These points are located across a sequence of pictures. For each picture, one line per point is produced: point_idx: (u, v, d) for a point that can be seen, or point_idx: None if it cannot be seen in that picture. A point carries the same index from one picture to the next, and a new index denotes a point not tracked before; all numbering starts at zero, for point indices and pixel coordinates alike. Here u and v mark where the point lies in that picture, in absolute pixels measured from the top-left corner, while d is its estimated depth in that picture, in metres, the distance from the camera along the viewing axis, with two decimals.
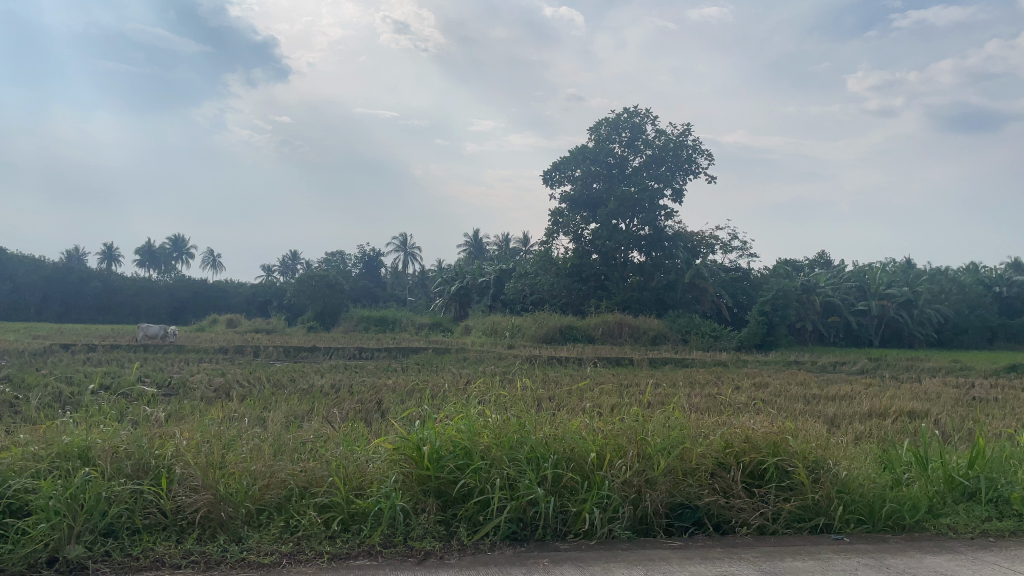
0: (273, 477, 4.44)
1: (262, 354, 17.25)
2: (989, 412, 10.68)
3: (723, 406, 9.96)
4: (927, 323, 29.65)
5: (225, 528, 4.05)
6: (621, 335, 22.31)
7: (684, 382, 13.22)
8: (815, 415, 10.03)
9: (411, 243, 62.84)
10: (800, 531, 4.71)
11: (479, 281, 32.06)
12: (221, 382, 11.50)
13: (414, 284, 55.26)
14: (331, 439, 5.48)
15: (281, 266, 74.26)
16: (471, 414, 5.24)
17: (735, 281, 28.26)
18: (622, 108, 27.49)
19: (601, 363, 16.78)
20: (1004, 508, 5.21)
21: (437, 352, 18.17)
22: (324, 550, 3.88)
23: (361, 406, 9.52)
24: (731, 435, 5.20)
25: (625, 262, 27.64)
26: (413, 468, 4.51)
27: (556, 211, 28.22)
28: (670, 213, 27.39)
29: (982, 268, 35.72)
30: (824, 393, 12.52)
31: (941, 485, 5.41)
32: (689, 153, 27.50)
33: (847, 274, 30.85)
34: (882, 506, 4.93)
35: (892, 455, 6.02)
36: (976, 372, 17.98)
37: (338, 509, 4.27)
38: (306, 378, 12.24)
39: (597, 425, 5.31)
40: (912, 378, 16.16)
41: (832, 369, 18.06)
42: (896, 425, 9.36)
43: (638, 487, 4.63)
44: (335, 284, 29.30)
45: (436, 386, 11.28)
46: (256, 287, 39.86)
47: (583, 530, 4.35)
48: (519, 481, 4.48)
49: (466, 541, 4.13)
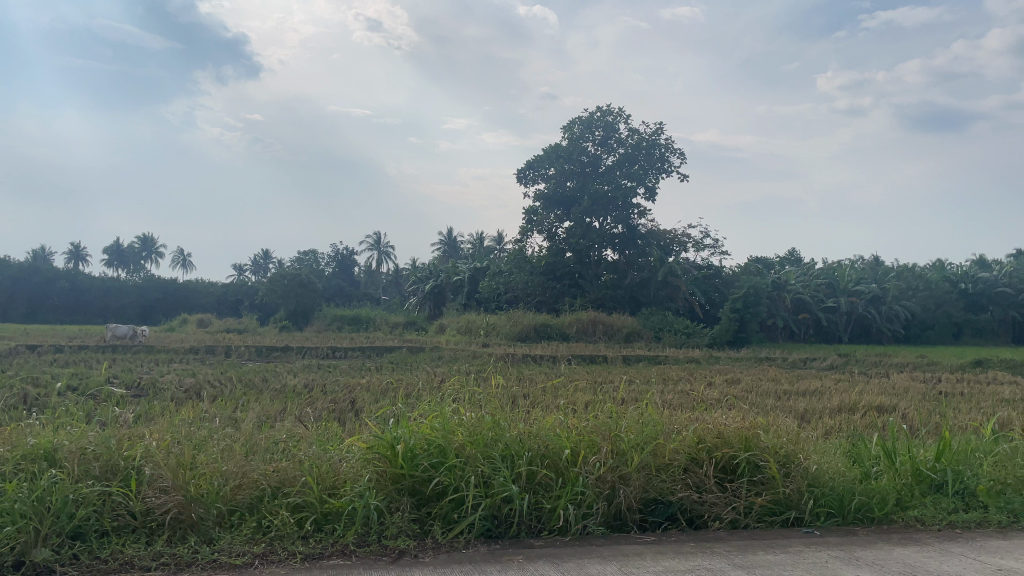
0: (245, 478, 4.41)
1: (232, 354, 17.10)
2: (956, 406, 10.88)
3: (696, 402, 10.02)
4: (895, 319, 30.10)
5: (196, 529, 4.01)
6: (595, 333, 22.43)
7: (658, 378, 13.36)
8: (787, 411, 10.14)
9: (385, 242, 62.41)
10: (771, 525, 4.77)
11: (453, 280, 31.99)
12: (192, 382, 11.42)
13: (389, 284, 55.05)
14: (305, 438, 5.44)
15: (253, 265, 73.40)
16: (445, 413, 5.22)
17: (707, 278, 28.50)
18: (595, 107, 27.63)
19: (575, 360, 16.86)
20: (970, 500, 5.32)
21: (411, 351, 18.13)
22: (297, 549, 3.86)
23: (334, 406, 9.49)
24: (703, 430, 5.24)
25: (599, 260, 27.78)
26: (386, 467, 4.50)
27: (530, 210, 28.30)
28: (643, 212, 27.55)
29: (948, 264, 36.36)
30: (794, 388, 12.70)
31: (909, 478, 5.51)
32: (662, 151, 27.72)
33: (817, 271, 31.23)
34: (852, 500, 5.02)
35: (861, 449, 6.12)
36: (942, 367, 18.30)
37: (311, 509, 4.25)
38: (278, 377, 12.19)
39: (572, 422, 5.33)
40: (881, 374, 16.38)
41: (803, 365, 18.29)
42: (865, 420, 9.53)
43: (612, 483, 4.67)
44: (308, 284, 29.07)
45: (410, 385, 11.26)
46: (228, 286, 39.64)
47: (557, 527, 4.37)
48: (493, 478, 4.50)
49: (440, 540, 4.13)
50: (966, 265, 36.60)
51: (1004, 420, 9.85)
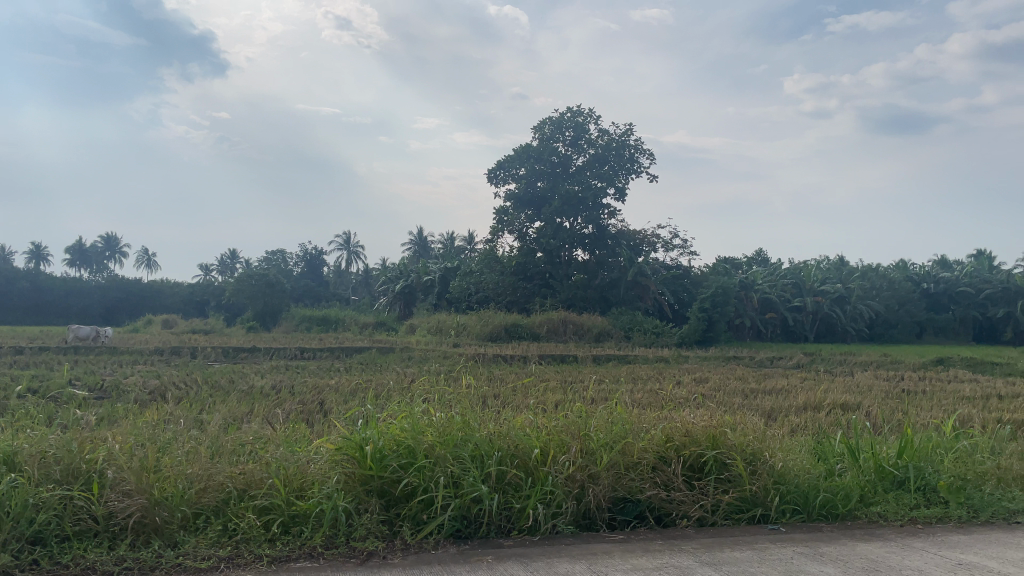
0: (210, 480, 4.36)
1: (199, 355, 16.89)
2: (918, 404, 11.09)
3: (664, 401, 10.12)
4: (859, 318, 30.60)
5: (161, 533, 3.96)
6: (565, 332, 22.47)
7: (627, 378, 13.43)
8: (753, 410, 10.27)
9: (355, 242, 61.99)
10: (738, 522, 4.83)
11: (424, 280, 31.85)
12: (157, 384, 11.24)
13: (359, 284, 54.73)
14: (272, 441, 5.38)
15: (219, 265, 72.46)
16: (415, 413, 5.20)
17: (676, 278, 28.73)
18: (566, 107, 27.75)
19: (545, 360, 16.90)
20: (931, 496, 5.43)
21: (380, 351, 18.08)
22: (263, 553, 3.83)
23: (302, 406, 9.44)
24: (671, 429, 5.28)
25: (569, 260, 27.91)
26: (355, 468, 4.48)
27: (500, 210, 28.31)
28: (613, 212, 27.73)
29: (911, 264, 37.02)
30: (760, 387, 12.88)
31: (872, 474, 5.61)
32: (631, 152, 27.92)
33: (784, 271, 31.63)
34: (816, 497, 5.09)
35: (825, 447, 6.22)
36: (905, 366, 18.60)
37: (278, 511, 4.22)
38: (243, 379, 12.09)
39: (541, 421, 5.34)
40: (845, 373, 16.64)
41: (770, 364, 18.50)
42: (830, 417, 9.68)
43: (581, 482, 4.68)
44: (275, 284, 28.80)
45: (379, 385, 11.22)
46: (194, 287, 38.37)
47: (526, 527, 4.38)
48: (463, 479, 4.49)
49: (409, 540, 4.12)
50: (929, 266, 37.30)
51: (964, 418, 10.08)
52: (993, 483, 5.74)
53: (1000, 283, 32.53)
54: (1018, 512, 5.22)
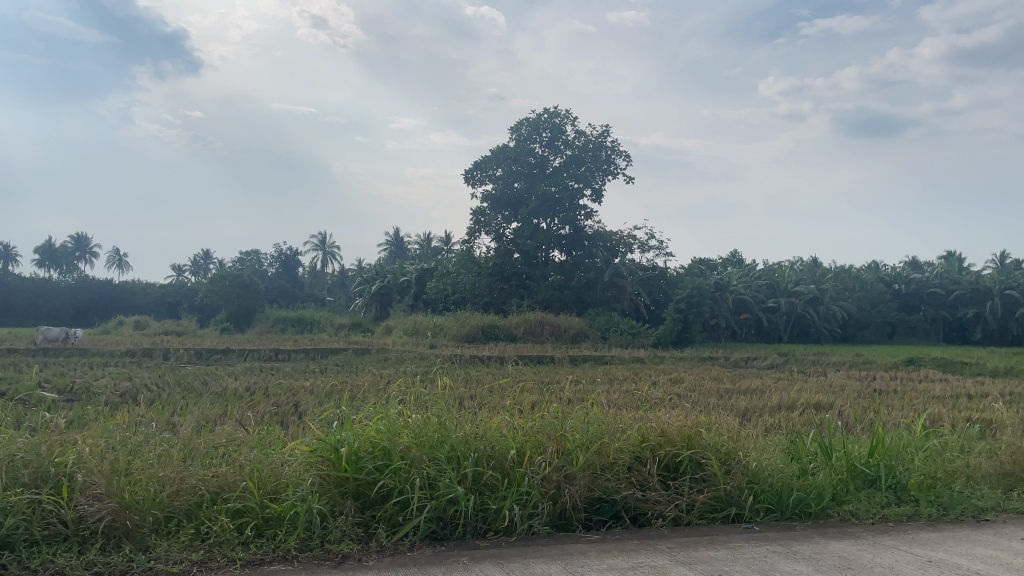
0: (182, 483, 4.31)
1: (171, 357, 16.69)
2: (889, 403, 11.26)
3: (640, 401, 10.19)
4: (832, 319, 30.98)
5: (131, 537, 3.90)
6: (543, 333, 22.49)
7: (604, 378, 13.48)
8: (728, 410, 10.38)
9: (331, 242, 61.58)
10: (713, 521, 4.86)
11: (400, 281, 31.72)
12: (128, 386, 11.08)
13: (334, 285, 54.42)
14: (245, 442, 5.33)
15: (192, 265, 71.68)
16: (391, 414, 5.19)
17: (652, 279, 28.91)
18: (543, 108, 27.80)
19: (523, 361, 16.91)
20: (902, 494, 5.51)
21: (356, 352, 18.01)
22: (237, 556, 3.79)
23: (276, 409, 9.37)
24: (646, 429, 5.31)
25: (546, 261, 27.98)
26: (331, 470, 4.45)
27: (477, 211, 28.26)
28: (590, 213, 27.84)
29: (883, 265, 37.56)
30: (735, 387, 13.02)
31: (845, 473, 5.68)
32: (608, 153, 28.06)
33: (758, 272, 31.95)
34: (790, 495, 5.15)
35: (799, 447, 6.27)
36: (877, 366, 18.86)
37: (252, 514, 4.18)
38: (217, 380, 11.98)
39: (518, 422, 5.34)
40: (818, 373, 16.84)
41: (745, 365, 18.70)
42: (803, 417, 9.80)
43: (557, 482, 4.69)
44: (250, 284, 28.54)
45: (355, 386, 11.17)
46: (166, 287, 37.90)
47: (502, 527, 4.38)
48: (439, 480, 4.49)
49: (384, 542, 4.10)
50: (900, 267, 37.85)
51: (935, 416, 10.24)
52: (962, 481, 5.85)
53: (970, 284, 33.09)
54: (986, 509, 5.31)
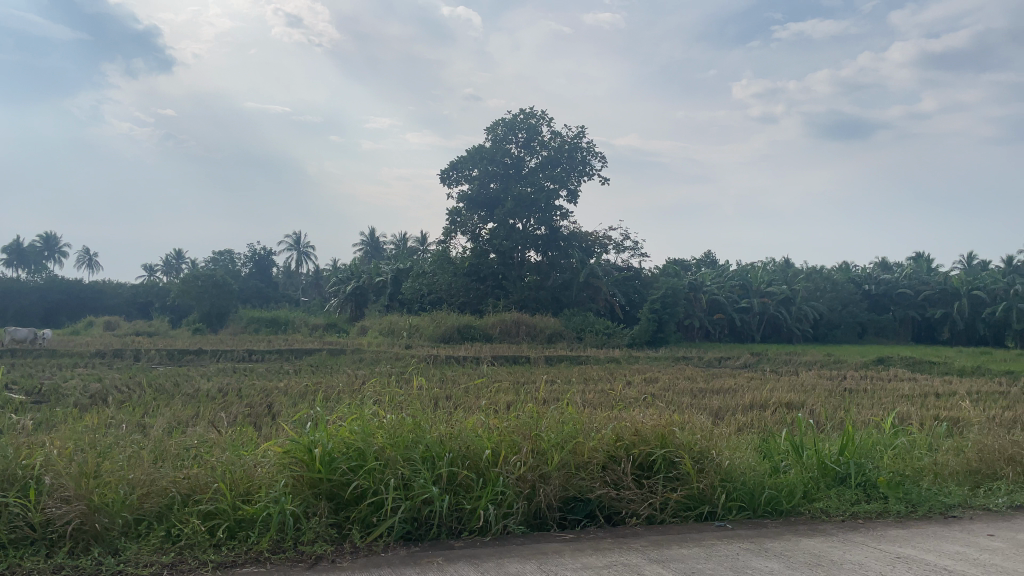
0: (153, 485, 4.27)
1: (143, 358, 16.50)
2: (859, 402, 11.44)
3: (614, 401, 10.26)
4: (804, 319, 31.36)
5: (101, 540, 3.86)
6: (518, 333, 22.53)
7: (578, 378, 13.54)
8: (701, 409, 10.46)
9: (305, 242, 61.16)
10: (686, 519, 4.91)
11: (375, 281, 31.59)
12: (98, 388, 10.93)
13: (309, 285, 54.03)
14: (217, 444, 5.27)
15: (164, 265, 70.79)
16: (365, 415, 5.18)
17: (627, 280, 29.08)
18: (519, 109, 27.86)
19: (498, 361, 16.94)
20: (872, 491, 5.59)
21: (331, 353, 17.90)
22: (208, 558, 3.76)
23: (249, 410, 9.30)
24: (621, 429, 5.35)
25: (522, 261, 28.02)
26: (304, 472, 4.43)
27: (453, 211, 28.22)
28: (566, 214, 27.92)
29: (853, 266, 38.11)
30: (708, 386, 13.16)
31: (815, 471, 5.76)
32: (584, 154, 28.17)
33: (731, 273, 32.25)
34: (761, 493, 5.20)
35: (771, 445, 6.34)
36: (848, 365, 19.16)
37: (224, 517, 4.15)
38: (189, 381, 11.85)
39: (493, 422, 5.35)
40: (789, 372, 17.05)
41: (719, 364, 18.88)
42: (775, 416, 9.92)
43: (532, 482, 4.71)
44: (223, 284, 28.28)
45: (330, 387, 11.11)
46: (138, 287, 37.42)
47: (477, 527, 4.39)
48: (413, 481, 4.48)
49: (358, 543, 4.09)
50: (870, 268, 38.42)
51: (903, 415, 10.41)
52: (930, 479, 5.96)
53: (938, 284, 33.70)
54: (953, 505, 5.41)
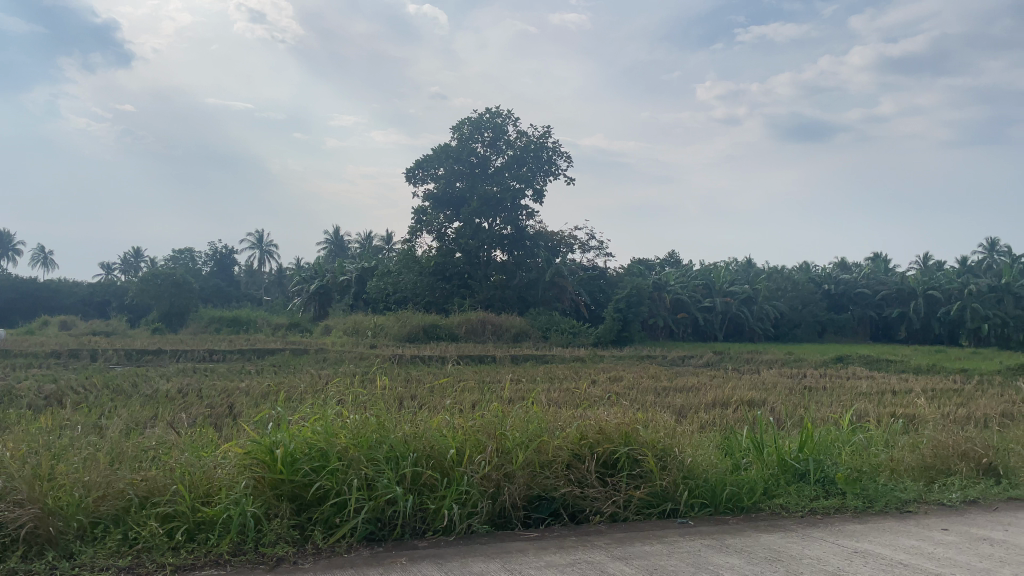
0: (109, 487, 4.19)
1: (99, 358, 16.16)
2: (818, 399, 11.65)
3: (579, 399, 10.34)
4: (765, 318, 31.83)
5: (55, 544, 3.79)
6: (484, 332, 22.52)
7: (543, 377, 13.58)
8: (664, 407, 10.55)
9: (267, 240, 60.44)
10: (649, 517, 4.96)
11: (340, 280, 31.34)
12: (53, 389, 10.69)
13: (271, 284, 53.40)
14: (176, 445, 5.20)
15: (122, 263, 69.39)
16: (328, 415, 5.14)
17: (592, 279, 29.26)
18: (485, 108, 27.85)
19: (464, 361, 16.94)
20: (830, 487, 5.69)
21: (294, 352, 17.71)
22: (167, 561, 3.70)
23: (209, 411, 9.18)
24: (585, 427, 5.38)
25: (487, 260, 27.99)
26: (265, 473, 4.38)
27: (419, 210, 28.08)
28: (532, 213, 27.98)
29: (814, 266, 38.80)
30: (672, 384, 13.29)
31: (775, 468, 5.85)
32: (549, 154, 28.27)
33: (695, 273, 32.61)
34: (723, 490, 5.27)
35: (733, 442, 6.42)
36: (808, 364, 19.49)
37: (183, 519, 4.08)
38: (148, 381, 11.66)
39: (458, 421, 5.33)
40: (751, 370, 17.31)
41: (682, 363, 19.06)
42: (737, 413, 10.07)
43: (496, 480, 4.71)
44: (183, 284, 27.82)
45: (292, 387, 11.01)
46: (94, 286, 36.68)
47: (441, 527, 4.37)
48: (377, 481, 4.46)
49: (321, 545, 4.05)
50: (830, 268, 39.14)
51: (861, 412, 10.65)
52: (887, 475, 6.09)
53: (895, 284, 34.44)
54: (908, 501, 5.53)
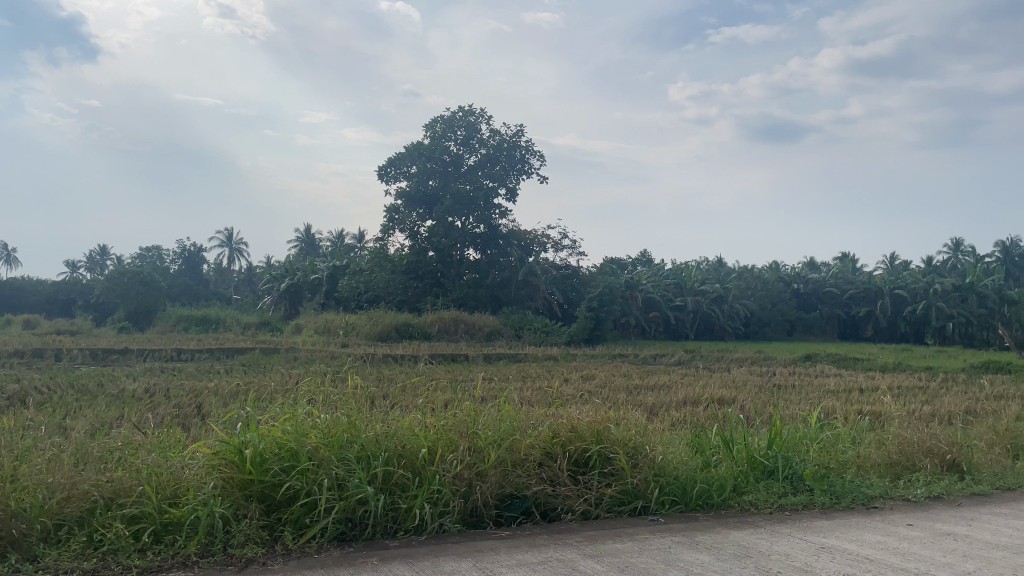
0: (74, 488, 4.12)
1: (64, 358, 15.89)
2: (787, 397, 11.80)
3: (552, 398, 10.38)
4: (735, 317, 32.16)
5: (18, 546, 3.72)
6: (456, 331, 22.49)
7: (516, 376, 13.61)
8: (636, 405, 10.63)
9: (237, 238, 59.81)
10: (620, 514, 4.98)
11: (311, 278, 31.10)
12: (16, 389, 10.50)
13: (241, 282, 52.86)
14: (143, 445, 5.13)
15: (87, 260, 68.26)
16: (299, 415, 5.10)
17: (565, 278, 29.35)
18: (458, 106, 27.82)
19: (436, 360, 16.92)
20: (798, 484, 5.76)
21: (263, 352, 17.54)
22: (132, 564, 3.64)
23: (176, 411, 9.07)
24: (558, 425, 5.40)
25: (460, 259, 27.96)
26: (234, 473, 4.33)
27: (392, 208, 27.93)
28: (505, 212, 27.98)
29: (783, 266, 39.26)
30: (644, 382, 13.39)
31: (745, 465, 5.91)
32: (522, 153, 28.32)
33: (667, 272, 32.83)
34: (693, 488, 5.31)
35: (703, 440, 6.46)
36: (777, 362, 19.72)
37: (150, 520, 4.02)
38: (114, 381, 11.46)
39: (430, 421, 5.30)
40: (722, 369, 17.47)
41: (653, 361, 19.19)
42: (707, 411, 10.18)
43: (468, 479, 4.70)
44: (150, 282, 27.42)
45: (262, 387, 10.92)
46: (58, 284, 36.05)
47: (413, 526, 4.36)
48: (348, 481, 4.43)
49: (290, 546, 4.01)
50: (799, 267, 39.62)
51: (828, 410, 10.80)
52: (853, 471, 6.18)
53: (862, 284, 34.96)
54: (875, 497, 5.62)
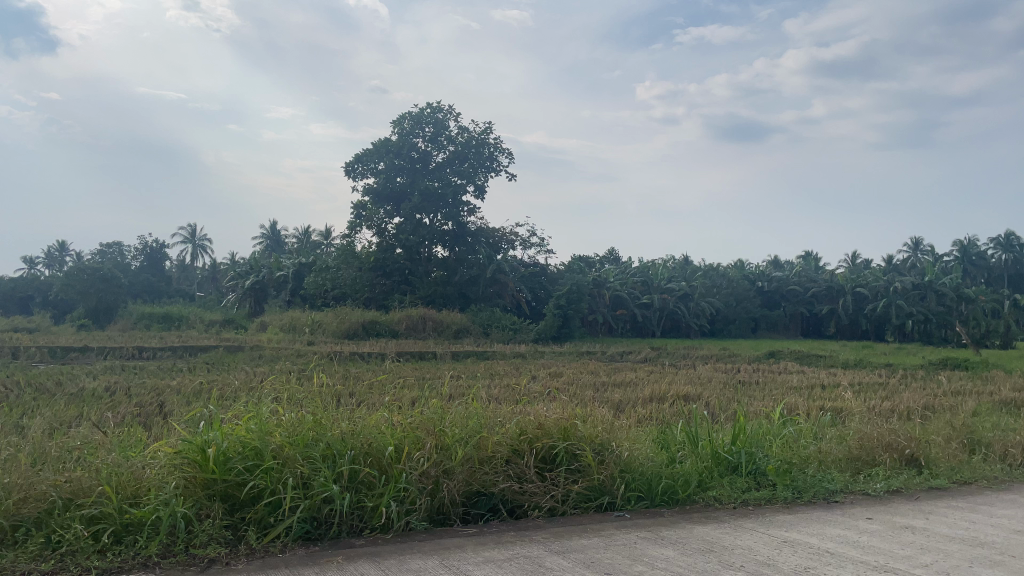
0: (31, 489, 4.03)
1: (20, 356, 15.52)
2: (751, 393, 11.96)
3: (519, 395, 10.41)
4: (702, 314, 32.47)
5: None
6: (424, 329, 22.40)
7: (483, 373, 13.59)
8: (602, 402, 10.71)
9: (201, 234, 58.99)
10: (587, 510, 5.02)
11: (277, 275, 30.78)
12: None
13: (205, 279, 52.19)
14: (103, 444, 5.04)
15: (45, 256, 66.76)
16: (263, 413, 5.04)
17: (533, 275, 29.43)
18: (426, 103, 27.70)
19: (403, 357, 16.84)
20: (761, 479, 5.84)
21: (227, 350, 17.30)
22: (91, 565, 3.58)
23: (136, 410, 8.92)
24: (525, 422, 5.41)
25: (428, 257, 27.86)
26: (196, 473, 4.27)
27: (359, 204, 27.72)
28: (473, 209, 27.95)
29: (748, 264, 39.74)
30: (611, 379, 13.49)
31: (709, 461, 5.99)
32: (491, 150, 28.32)
33: (634, 270, 33.05)
34: (659, 484, 5.36)
35: (669, 436, 6.52)
36: (741, 359, 19.98)
37: (109, 521, 3.95)
38: (71, 380, 11.20)
39: (396, 419, 5.28)
40: (687, 366, 17.64)
41: (620, 358, 19.33)
42: (673, 408, 10.28)
43: (434, 478, 4.70)
44: (110, 279, 26.92)
45: (226, 385, 10.78)
46: (15, 281, 35.23)
47: (379, 525, 4.34)
48: (313, 480, 4.40)
49: (254, 545, 3.97)
50: (764, 266, 40.11)
51: (790, 406, 10.97)
52: (815, 466, 6.30)
53: (825, 282, 35.53)
54: (836, 491, 5.73)
